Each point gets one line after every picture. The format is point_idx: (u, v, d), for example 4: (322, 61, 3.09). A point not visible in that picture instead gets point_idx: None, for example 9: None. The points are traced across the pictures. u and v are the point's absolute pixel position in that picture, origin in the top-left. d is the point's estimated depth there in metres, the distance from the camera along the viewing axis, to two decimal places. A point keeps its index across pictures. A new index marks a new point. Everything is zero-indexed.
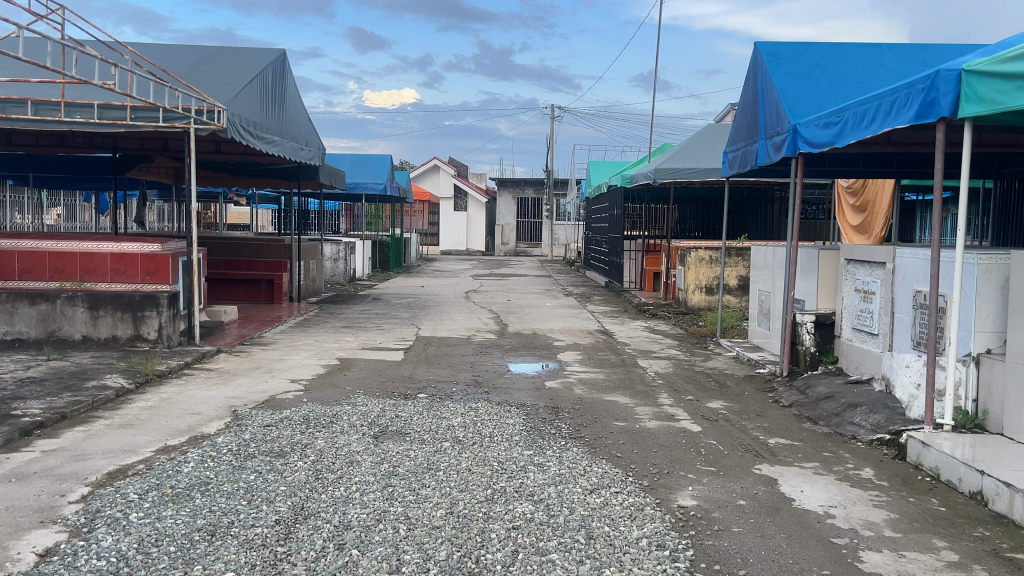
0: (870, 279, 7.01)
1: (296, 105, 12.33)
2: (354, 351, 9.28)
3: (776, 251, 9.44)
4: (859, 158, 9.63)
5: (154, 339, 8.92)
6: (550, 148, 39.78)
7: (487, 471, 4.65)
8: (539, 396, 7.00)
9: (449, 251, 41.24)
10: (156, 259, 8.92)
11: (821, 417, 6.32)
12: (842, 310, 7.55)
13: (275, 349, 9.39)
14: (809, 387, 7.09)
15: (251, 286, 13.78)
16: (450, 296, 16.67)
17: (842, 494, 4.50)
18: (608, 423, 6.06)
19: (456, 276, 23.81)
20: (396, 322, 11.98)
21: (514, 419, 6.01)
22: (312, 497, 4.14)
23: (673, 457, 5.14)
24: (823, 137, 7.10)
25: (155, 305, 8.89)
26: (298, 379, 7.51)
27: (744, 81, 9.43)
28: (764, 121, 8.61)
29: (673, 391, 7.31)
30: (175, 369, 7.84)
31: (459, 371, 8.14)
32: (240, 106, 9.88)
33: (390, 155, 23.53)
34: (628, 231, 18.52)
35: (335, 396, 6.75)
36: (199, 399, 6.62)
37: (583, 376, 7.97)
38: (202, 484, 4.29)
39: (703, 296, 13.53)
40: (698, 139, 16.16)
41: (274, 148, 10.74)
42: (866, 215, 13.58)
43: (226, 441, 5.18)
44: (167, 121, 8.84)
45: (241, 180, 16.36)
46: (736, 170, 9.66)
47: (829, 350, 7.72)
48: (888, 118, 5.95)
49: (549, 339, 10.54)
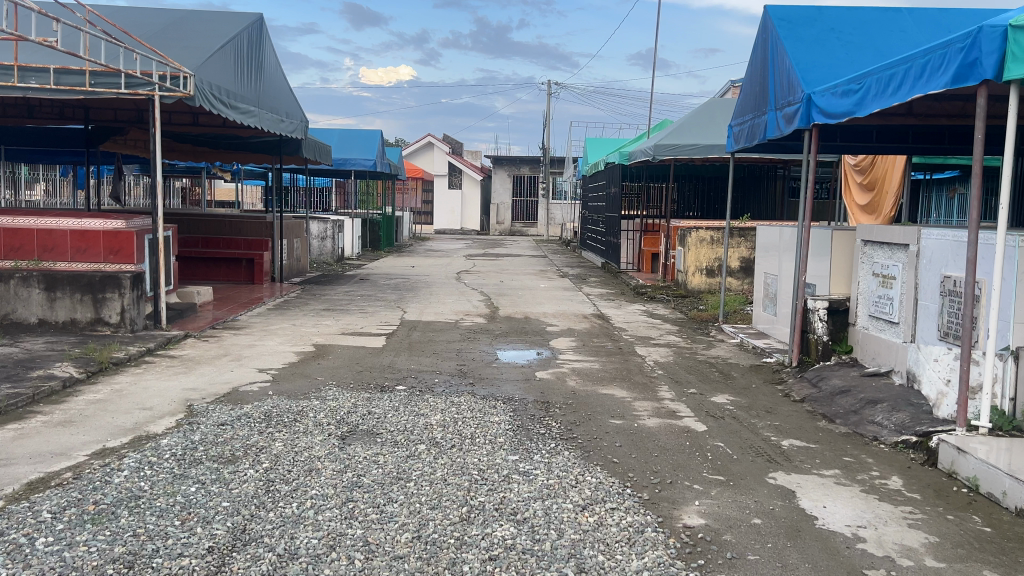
0: (890, 262, 6.41)
1: (274, 73, 11.61)
2: (333, 336, 8.69)
3: (784, 232, 8.83)
4: (872, 132, 9.02)
5: (116, 323, 8.29)
6: (546, 126, 38.99)
7: (466, 481, 4.06)
8: (528, 388, 6.43)
9: (442, 230, 40.56)
10: (120, 236, 8.28)
11: (837, 415, 5.73)
12: (857, 296, 6.97)
13: (249, 333, 8.77)
14: (823, 380, 6.51)
15: (232, 266, 13.14)
16: (441, 277, 16.05)
17: (870, 511, 3.92)
18: (603, 421, 5.47)
19: (449, 256, 23.17)
20: (381, 305, 11.38)
21: (500, 417, 5.43)
22: (258, 516, 3.56)
23: (676, 464, 4.55)
24: (840, 106, 6.48)
25: (117, 287, 8.26)
26: (267, 368, 6.91)
27: (752, 48, 8.77)
28: (774, 92, 7.99)
29: (674, 383, 6.72)
30: (135, 356, 7.23)
31: (444, 360, 7.56)
32: (212, 73, 9.20)
33: (381, 131, 22.79)
34: (625, 210, 17.88)
35: (305, 388, 6.17)
36: (155, 391, 6.03)
37: (578, 366, 7.38)
38: (130, 500, 3.70)
39: (703, 278, 12.95)
40: (700, 114, 15.47)
41: (249, 119, 10.08)
42: (874, 194, 12.99)
43: (171, 444, 4.57)
44: (130, 88, 8.16)
45: (222, 154, 15.69)
46: (742, 144, 9.05)
47: (842, 339, 7.14)
48: (918, 84, 5.32)
49: (542, 324, 9.93)
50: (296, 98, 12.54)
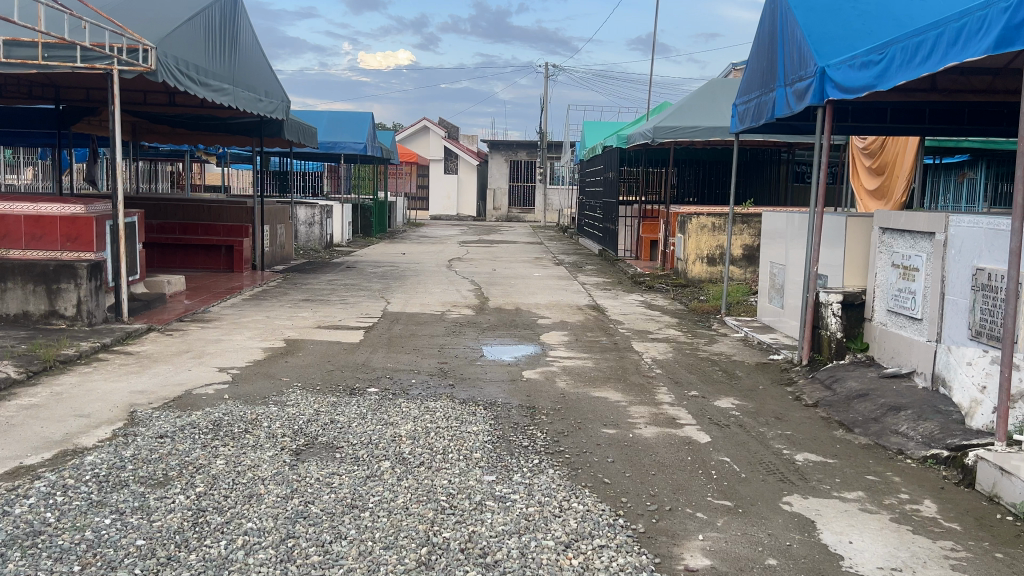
0: (913, 252, 5.82)
1: (252, 49, 10.97)
2: (307, 330, 8.08)
3: (792, 218, 8.24)
4: (886, 110, 8.44)
5: (72, 316, 7.62)
6: (544, 110, 38.28)
7: (431, 512, 3.46)
8: (514, 390, 5.84)
9: (438, 216, 39.89)
10: (78, 222, 7.73)
11: (855, 423, 5.15)
12: (874, 288, 6.37)
13: (217, 327, 8.17)
14: (838, 383, 5.93)
15: (210, 253, 12.57)
16: (431, 265, 15.44)
17: (904, 547, 3.33)
18: (594, 430, 4.89)
19: (442, 242, 22.54)
20: (364, 295, 10.77)
21: (478, 427, 4.83)
22: (176, 559, 2.97)
23: (675, 485, 3.97)
24: (859, 80, 5.86)
25: (72, 277, 7.58)
26: (228, 368, 6.30)
27: (760, 20, 8.12)
28: (783, 68, 7.38)
29: (674, 385, 6.13)
30: (86, 354, 6.63)
31: (424, 357, 6.97)
32: (180, 46, 8.55)
33: (371, 112, 22.08)
34: (623, 196, 17.31)
35: (265, 391, 5.58)
36: (98, 395, 5.43)
37: (569, 365, 6.78)
38: (27, 538, 3.10)
39: (704, 267, 12.34)
40: (701, 95, 14.81)
41: (221, 97, 9.45)
42: (884, 178, 12.39)
43: (96, 462, 3.98)
44: (87, 62, 7.47)
45: (201, 136, 15.05)
46: (748, 124, 8.43)
47: (856, 336, 6.55)
48: (953, 51, 4.71)
49: (533, 317, 9.33)
50: (276, 77, 11.91)
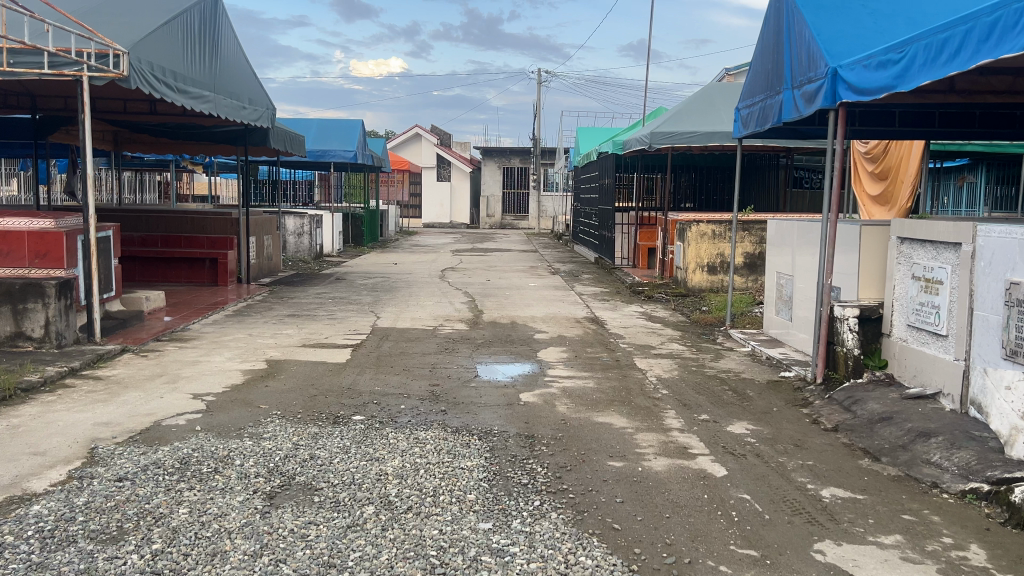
0: (936, 264, 5.42)
1: (234, 55, 10.55)
2: (292, 350, 7.64)
3: (800, 226, 7.84)
4: (895, 113, 8.08)
5: (39, 337, 7.16)
6: (537, 116, 37.93)
7: (418, 573, 3.05)
8: (511, 416, 5.42)
9: (431, 224, 39.51)
10: (47, 237, 7.27)
11: (881, 451, 4.76)
12: (893, 302, 5.97)
13: (195, 347, 7.72)
14: (858, 404, 5.53)
15: (193, 266, 12.11)
16: (423, 276, 15.01)
17: None
18: (599, 463, 4.47)
19: (435, 251, 22.14)
20: (352, 309, 10.34)
21: (473, 461, 4.40)
22: None
23: (692, 531, 3.56)
24: (877, 80, 5.46)
25: (39, 296, 7.14)
26: (203, 394, 5.86)
27: (764, 19, 7.76)
28: (790, 69, 6.99)
29: (683, 408, 5.71)
30: (52, 380, 6.17)
31: (415, 378, 6.55)
32: (157, 52, 8.14)
33: (362, 119, 21.67)
34: (619, 203, 16.90)
35: (242, 421, 5.15)
36: (57, 428, 4.98)
37: (568, 386, 6.35)
38: None
39: (705, 276, 11.94)
40: (699, 99, 14.44)
41: (201, 104, 9.03)
42: (887, 183, 12.04)
43: (43, 513, 3.54)
44: (54, 68, 7.04)
45: (185, 145, 14.60)
46: (752, 128, 8.05)
47: (874, 352, 6.14)
48: (986, 47, 4.33)
49: (529, 331, 8.91)
50: (261, 83, 11.48)
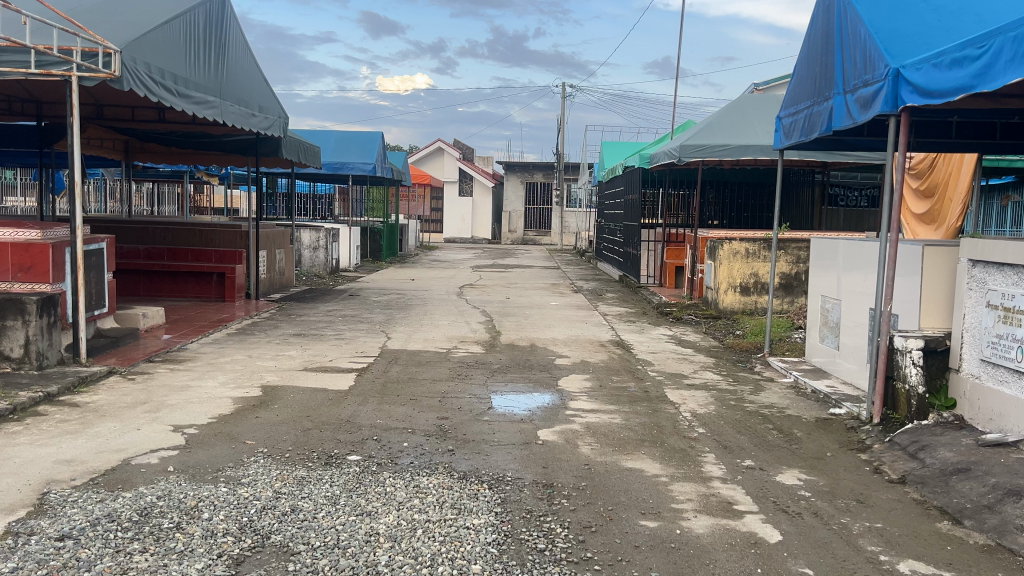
0: (1017, 291, 4.71)
1: (244, 59, 10.07)
2: (291, 374, 7.04)
3: (847, 246, 7.13)
4: (952, 123, 7.37)
5: (18, 358, 6.57)
6: (561, 131, 37.42)
7: None
8: (528, 459, 4.76)
9: (452, 239, 39.01)
10: (33, 249, 6.74)
11: (962, 511, 4.04)
12: (962, 332, 5.26)
13: (189, 370, 7.15)
14: (926, 451, 4.80)
15: (200, 280, 11.54)
16: (440, 293, 14.42)
17: None
18: (630, 523, 3.79)
19: (455, 267, 21.56)
20: (362, 329, 9.74)
21: (481, 520, 3.73)
22: None
23: None
24: (949, 81, 4.79)
25: (19, 312, 6.56)
26: (184, 426, 5.25)
27: (811, 20, 7.11)
28: (842, 72, 6.33)
29: (724, 452, 5.01)
30: (22, 407, 5.59)
31: (423, 410, 5.90)
32: (156, 52, 7.63)
33: (381, 132, 21.19)
34: (645, 219, 16.18)
35: (222, 461, 4.53)
36: (9, 465, 4.38)
37: (592, 422, 5.66)
38: None
39: (738, 297, 11.22)
40: (731, 111, 13.74)
41: (206, 110, 8.52)
42: (934, 201, 11.28)
43: None
44: (42, 67, 6.50)
45: (195, 155, 14.12)
46: (796, 138, 7.38)
47: (939, 390, 5.42)
48: None
49: (550, 356, 8.25)
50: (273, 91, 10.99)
